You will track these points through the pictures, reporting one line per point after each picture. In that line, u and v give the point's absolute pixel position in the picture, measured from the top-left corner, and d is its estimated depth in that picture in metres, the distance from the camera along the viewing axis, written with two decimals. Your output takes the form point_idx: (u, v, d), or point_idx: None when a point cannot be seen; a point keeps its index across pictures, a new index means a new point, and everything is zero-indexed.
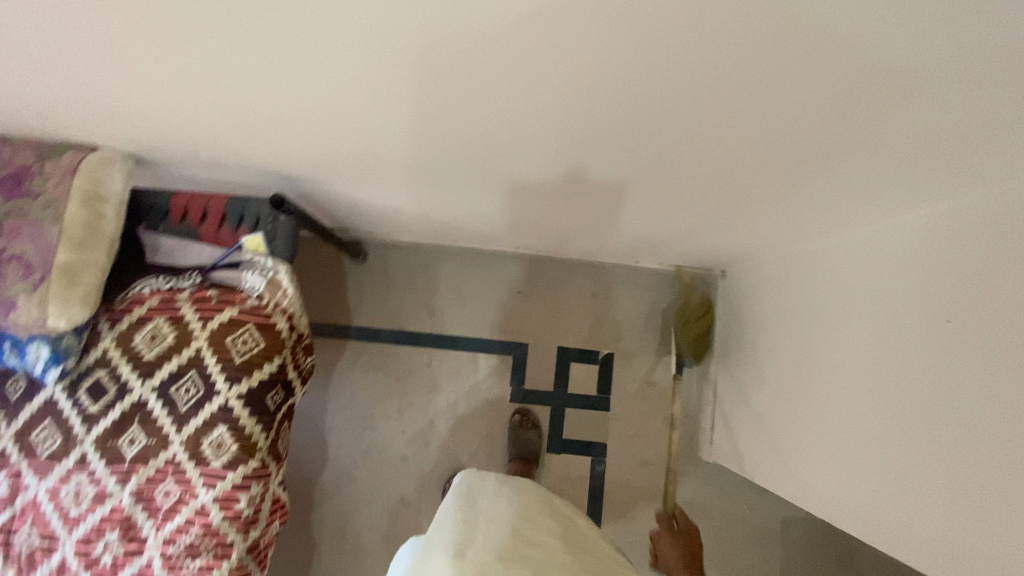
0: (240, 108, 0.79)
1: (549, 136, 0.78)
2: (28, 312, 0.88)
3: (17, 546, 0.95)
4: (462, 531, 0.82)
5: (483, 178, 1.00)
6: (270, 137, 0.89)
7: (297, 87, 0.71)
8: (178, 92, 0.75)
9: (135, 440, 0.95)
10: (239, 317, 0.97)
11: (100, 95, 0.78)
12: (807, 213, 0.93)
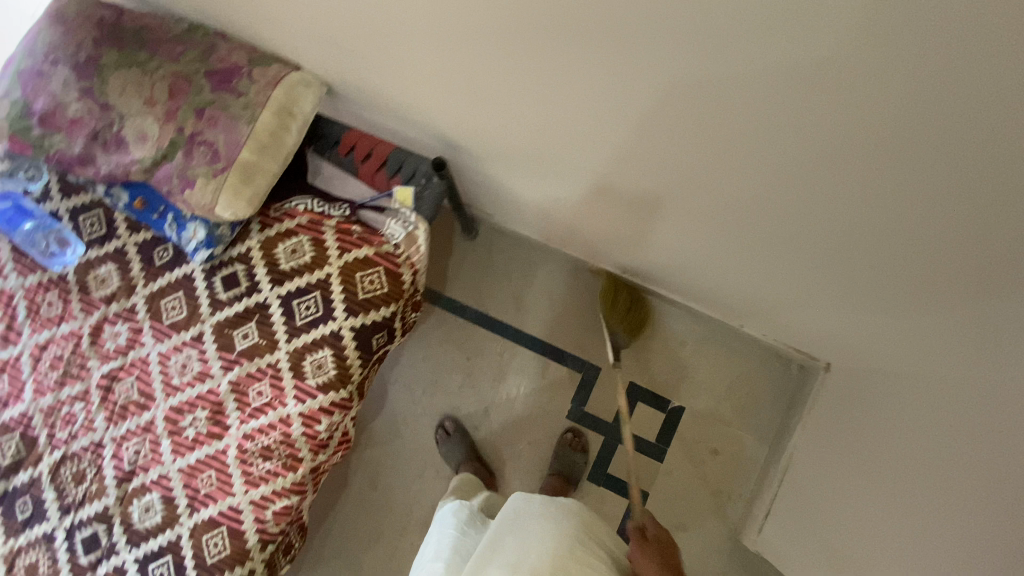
0: (468, 63, 0.84)
1: (743, 165, 0.78)
2: (203, 195, 0.96)
3: (119, 394, 1.04)
4: (504, 554, 0.93)
5: (633, 192, 1.01)
6: (469, 100, 0.94)
7: (537, 55, 0.75)
8: (400, 19, 0.81)
9: (248, 336, 1.02)
10: (373, 258, 1.03)
11: (348, 19, 0.86)
12: (935, 332, 0.89)
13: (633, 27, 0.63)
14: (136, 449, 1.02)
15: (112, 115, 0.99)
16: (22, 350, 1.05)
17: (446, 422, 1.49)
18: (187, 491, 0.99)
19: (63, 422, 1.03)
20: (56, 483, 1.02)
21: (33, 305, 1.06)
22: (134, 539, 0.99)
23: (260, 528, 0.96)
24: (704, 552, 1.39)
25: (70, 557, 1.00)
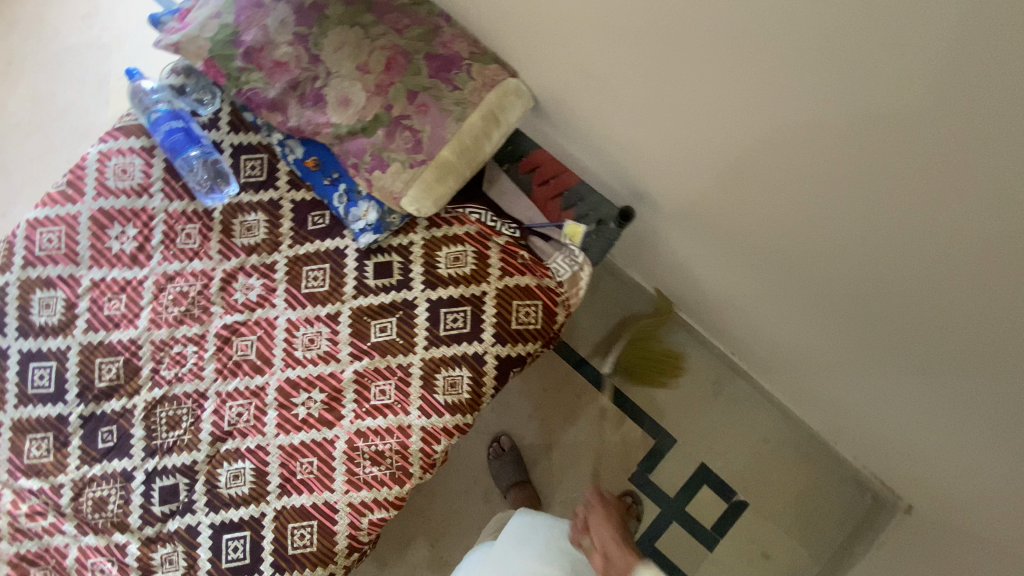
0: (709, 157, 0.82)
1: (967, 337, 0.75)
2: (394, 184, 0.92)
3: (235, 349, 0.99)
4: None
5: (807, 303, 0.96)
6: (677, 178, 0.91)
7: (797, 176, 0.73)
8: (669, 76, 0.75)
9: (385, 330, 0.98)
10: (533, 290, 0.98)
11: (603, 69, 0.84)
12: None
13: (941, 194, 0.60)
14: (238, 412, 0.97)
15: (319, 69, 0.93)
16: (148, 275, 1.00)
17: (502, 438, 1.46)
18: (282, 471, 0.95)
19: (170, 362, 0.99)
20: (147, 422, 0.97)
21: (169, 232, 1.01)
22: (213, 504, 0.95)
23: (352, 534, 0.92)
24: None
25: (143, 502, 0.95)
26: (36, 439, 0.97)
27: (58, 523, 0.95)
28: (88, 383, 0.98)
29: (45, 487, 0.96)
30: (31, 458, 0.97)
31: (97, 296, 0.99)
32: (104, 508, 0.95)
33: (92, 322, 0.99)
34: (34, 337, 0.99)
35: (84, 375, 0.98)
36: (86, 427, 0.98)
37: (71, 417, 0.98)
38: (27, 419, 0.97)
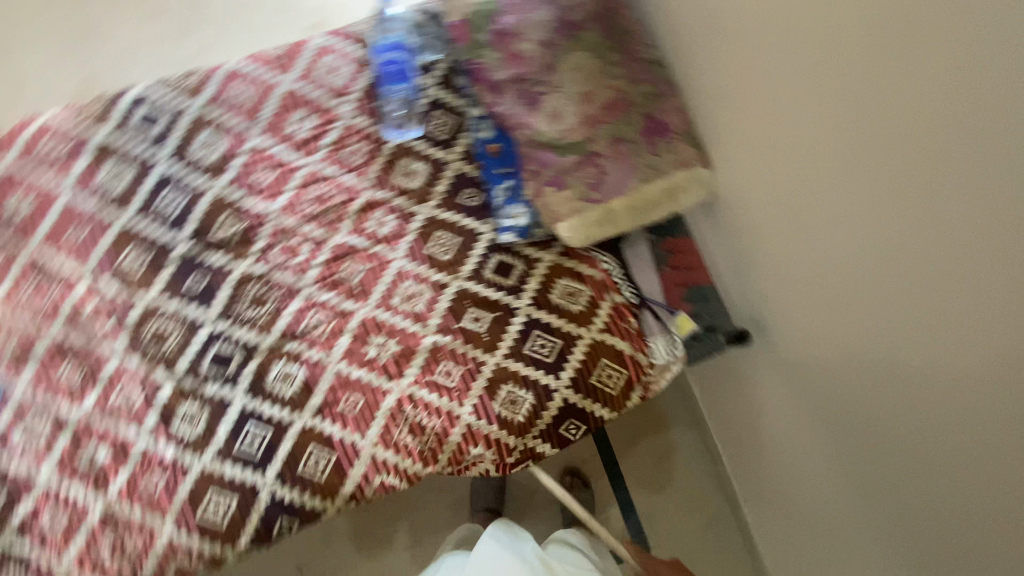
0: (848, 335, 0.81)
1: None
2: (559, 205, 0.95)
3: (342, 268, 1.03)
4: None
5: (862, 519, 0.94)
6: (800, 331, 0.92)
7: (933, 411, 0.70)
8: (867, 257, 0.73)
9: (479, 321, 1.01)
10: (625, 358, 1.00)
11: (799, 201, 0.82)
12: None
13: None
14: (316, 322, 1.01)
15: (547, 78, 0.98)
16: (304, 165, 1.06)
17: None
18: (326, 394, 0.97)
19: (281, 249, 1.03)
20: (235, 288, 1.02)
21: (341, 140, 1.07)
22: (253, 390, 0.97)
23: (360, 482, 0.95)
24: None
25: (195, 355, 0.99)
26: (134, 252, 1.02)
27: (116, 333, 0.99)
28: (205, 229, 1.03)
29: (121, 296, 1.00)
30: (123, 264, 1.01)
31: (253, 160, 1.06)
32: (160, 341, 0.99)
33: (238, 181, 1.05)
34: (183, 167, 1.05)
35: (206, 221, 1.03)
36: (181, 264, 1.02)
37: (174, 249, 1.02)
38: (137, 231, 1.02)
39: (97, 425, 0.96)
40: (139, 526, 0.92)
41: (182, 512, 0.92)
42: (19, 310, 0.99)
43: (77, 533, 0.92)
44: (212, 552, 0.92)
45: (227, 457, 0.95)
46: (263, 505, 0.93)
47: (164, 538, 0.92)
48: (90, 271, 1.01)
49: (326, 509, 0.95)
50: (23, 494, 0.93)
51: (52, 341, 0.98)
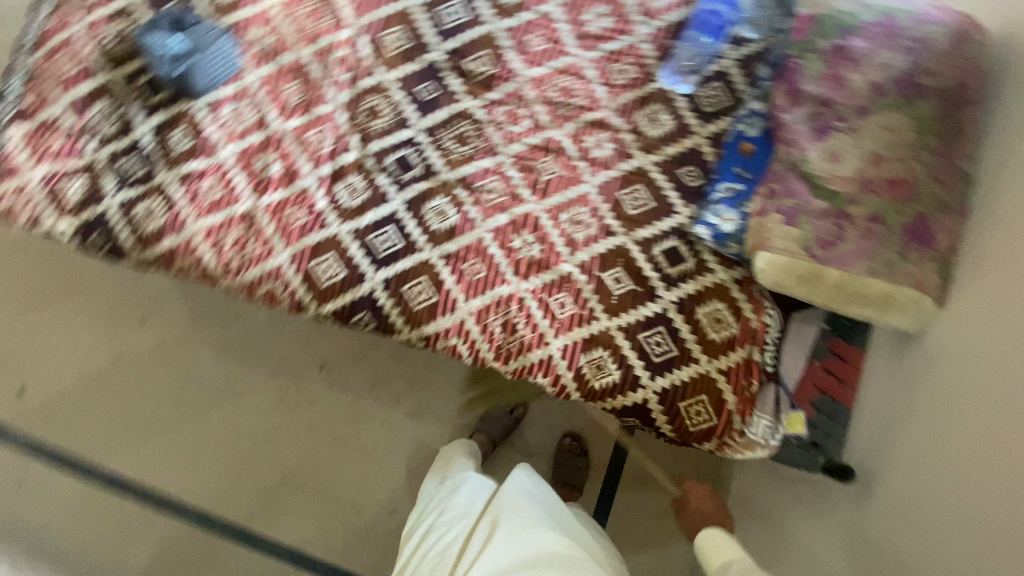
0: (948, 515, 0.75)
1: None
2: (774, 237, 0.89)
3: (542, 159, 1.03)
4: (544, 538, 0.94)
5: None
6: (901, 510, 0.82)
7: None
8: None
9: (622, 283, 0.97)
10: (723, 409, 0.92)
11: (984, 372, 0.75)
12: None
13: None
14: (491, 187, 1.03)
15: (852, 119, 0.89)
16: (575, 57, 1.05)
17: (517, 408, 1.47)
18: (459, 249, 1.01)
19: (507, 112, 1.04)
20: (451, 117, 1.05)
21: (618, 55, 1.05)
22: (409, 204, 1.03)
23: (439, 332, 0.98)
24: None
25: (385, 146, 1.05)
26: (400, 34, 1.07)
27: (343, 87, 1.07)
28: (462, 52, 1.06)
29: (366, 62, 1.07)
30: (384, 39, 1.08)
31: (538, 23, 1.06)
32: (370, 117, 1.06)
33: (514, 31, 1.06)
34: None
35: (467, 46, 1.06)
36: (424, 69, 1.07)
37: (428, 53, 1.07)
38: (412, 19, 1.08)
39: (286, 144, 1.05)
40: (266, 239, 1.01)
41: (302, 253, 1.00)
42: (290, 19, 1.08)
43: (221, 211, 1.02)
44: (302, 299, 1.00)
45: (358, 239, 1.01)
46: (361, 293, 0.99)
47: (277, 261, 1.00)
48: (358, 27, 1.08)
49: (399, 334, 0.99)
50: (204, 154, 1.04)
51: (297, 59, 1.07)
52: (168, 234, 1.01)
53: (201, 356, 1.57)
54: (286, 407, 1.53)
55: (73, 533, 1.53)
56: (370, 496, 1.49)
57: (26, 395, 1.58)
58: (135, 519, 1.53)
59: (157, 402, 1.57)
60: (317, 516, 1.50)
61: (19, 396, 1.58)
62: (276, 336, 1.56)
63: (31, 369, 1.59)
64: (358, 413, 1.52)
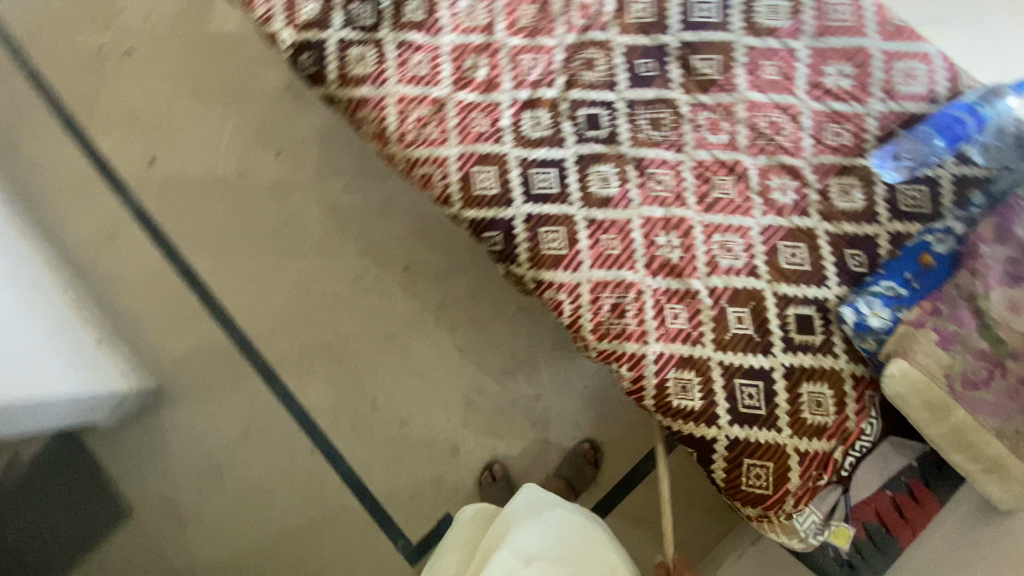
0: None
1: None
2: (922, 351, 0.85)
3: (722, 177, 1.02)
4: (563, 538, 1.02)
5: None
6: None
7: None
8: None
9: (743, 323, 0.96)
10: (783, 486, 0.90)
11: None
12: None
13: None
14: (661, 179, 1.02)
15: None
16: (799, 101, 1.04)
17: (496, 467, 1.49)
18: (605, 219, 1.00)
19: (710, 120, 1.04)
20: (657, 100, 1.05)
21: (840, 117, 1.03)
22: (581, 158, 1.03)
23: (553, 282, 0.98)
24: None
25: (585, 97, 1.06)
26: (647, 6, 1.08)
27: (573, 30, 1.08)
28: (697, 49, 1.06)
29: (606, 17, 1.08)
30: (632, 5, 1.09)
31: (781, 53, 1.04)
32: (585, 66, 1.07)
33: (753, 53, 1.05)
34: (743, 2, 1.06)
35: (704, 45, 1.06)
36: (654, 47, 1.07)
37: (666, 35, 1.07)
38: None
39: (499, 55, 1.08)
40: (445, 128, 1.05)
41: (470, 155, 1.03)
42: None
43: (419, 87, 1.06)
44: (451, 194, 1.02)
45: (522, 167, 1.03)
46: (502, 214, 1.01)
47: (446, 152, 1.04)
48: None
49: (517, 267, 1.00)
50: (428, 31, 1.08)
51: None
52: (367, 84, 1.06)
53: (311, 208, 1.66)
54: (359, 287, 1.61)
55: (133, 300, 1.64)
56: (392, 400, 1.55)
57: (156, 166, 1.71)
58: (187, 317, 1.62)
59: (254, 227, 1.66)
60: (338, 393, 1.56)
61: (151, 165, 1.71)
62: (381, 223, 1.63)
63: (170, 147, 1.72)
64: (416, 324, 1.59)
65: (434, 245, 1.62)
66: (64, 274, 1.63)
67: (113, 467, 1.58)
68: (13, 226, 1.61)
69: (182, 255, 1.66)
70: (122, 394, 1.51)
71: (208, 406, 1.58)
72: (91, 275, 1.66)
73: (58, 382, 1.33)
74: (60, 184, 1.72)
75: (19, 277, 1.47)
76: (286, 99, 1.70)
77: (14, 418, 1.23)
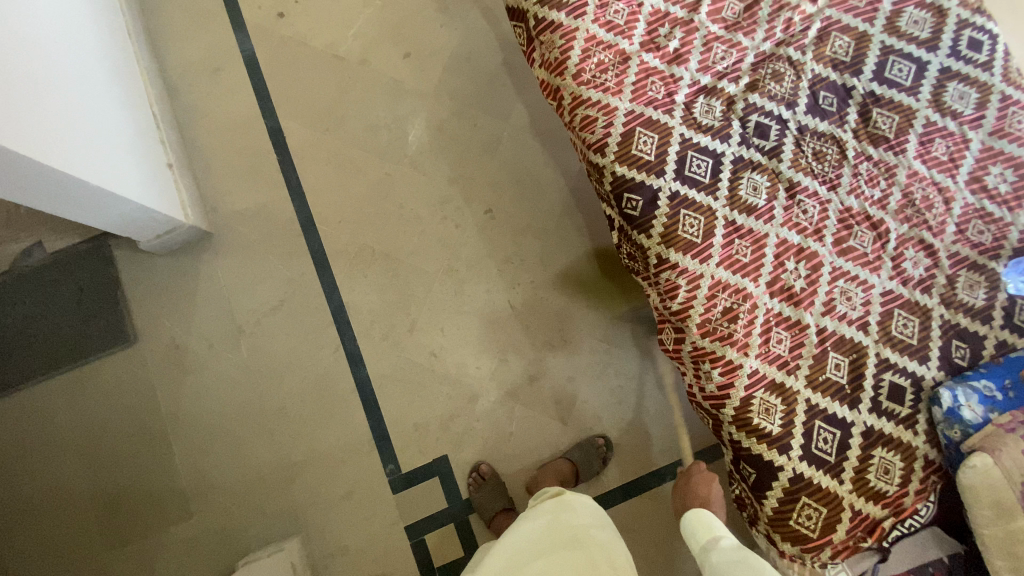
0: None
1: None
2: (1010, 454, 0.85)
3: (863, 229, 1.03)
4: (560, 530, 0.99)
5: None
6: None
7: None
8: None
9: (840, 371, 0.96)
10: (827, 533, 0.91)
11: None
12: None
13: None
14: (807, 208, 1.02)
15: None
16: (957, 186, 1.04)
17: (483, 467, 1.45)
18: (744, 226, 1.00)
19: (869, 172, 1.05)
20: (827, 135, 1.05)
21: (990, 217, 1.03)
22: (738, 160, 1.03)
23: (678, 265, 0.97)
24: (321, 487, 1.45)
25: (762, 105, 1.05)
26: (846, 45, 1.09)
27: (771, 40, 1.08)
28: (879, 102, 1.07)
29: (806, 40, 1.09)
30: (833, 37, 1.09)
31: (955, 136, 1.05)
32: (771, 77, 1.07)
33: (930, 127, 1.06)
34: (937, 76, 1.07)
35: (887, 102, 1.07)
36: (839, 84, 1.08)
37: (854, 78, 1.08)
38: (867, 44, 1.09)
39: (695, 35, 1.07)
40: (623, 81, 1.03)
41: (638, 115, 1.02)
42: None
43: (612, 33, 1.04)
44: (609, 145, 1.01)
45: (682, 146, 1.02)
46: (651, 182, 1.00)
47: (617, 104, 1.02)
48: (823, 12, 1.10)
49: (646, 238, 1.00)
50: None
51: None
52: (564, 11, 1.04)
53: (418, 119, 1.63)
54: (438, 211, 1.58)
55: (214, 142, 1.59)
56: (431, 328, 1.52)
57: (283, 22, 1.66)
58: (262, 176, 1.59)
59: (358, 117, 1.63)
60: (381, 303, 1.53)
61: (278, 19, 1.67)
62: (480, 158, 1.61)
63: (303, 9, 1.67)
64: (479, 266, 1.56)
65: (523, 198, 1.60)
66: (156, 89, 1.56)
67: (134, 292, 1.53)
68: (126, 25, 1.56)
69: (277, 115, 1.62)
70: (177, 223, 1.45)
71: (251, 268, 1.54)
72: (183, 102, 1.61)
73: (128, 183, 1.27)
74: (185, 4, 1.67)
75: (119, 74, 1.42)
76: (432, 8, 1.68)
77: (77, 200, 1.17)
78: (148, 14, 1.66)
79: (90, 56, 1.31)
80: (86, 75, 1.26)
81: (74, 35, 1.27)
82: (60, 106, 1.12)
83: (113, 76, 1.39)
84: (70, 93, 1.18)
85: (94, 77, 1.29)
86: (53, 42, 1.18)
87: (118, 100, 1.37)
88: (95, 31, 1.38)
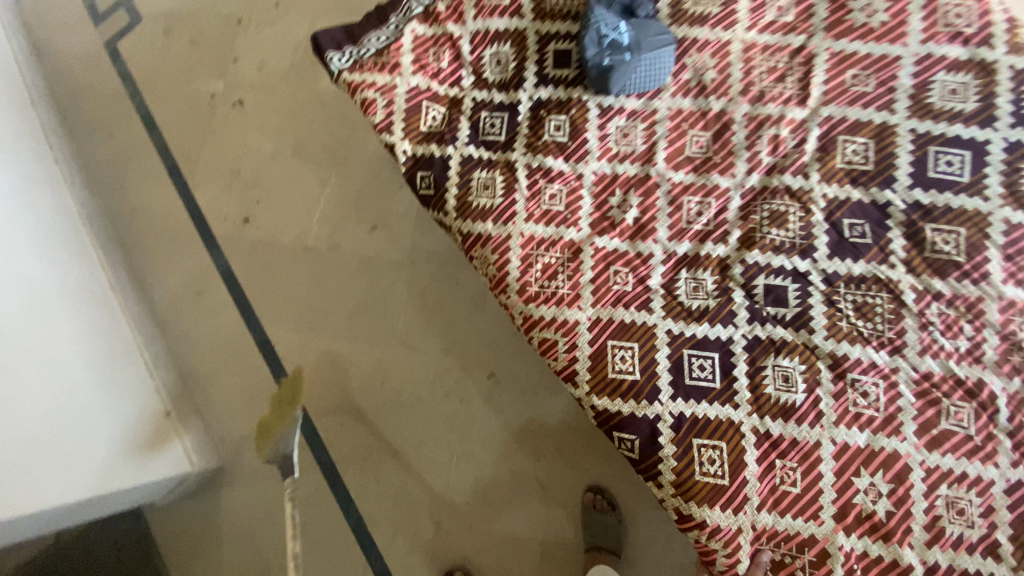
0: None
1: None
2: None
3: (955, 401, 0.74)
4: None
5: None
6: None
7: None
8: None
9: None
10: None
11: None
12: None
13: None
14: (866, 390, 0.76)
15: None
16: None
17: None
18: (783, 437, 0.76)
19: (944, 316, 0.76)
20: (867, 279, 0.78)
21: None
22: (752, 345, 0.79)
23: (706, 522, 0.75)
24: None
25: (766, 263, 0.81)
26: (861, 148, 0.82)
27: (758, 168, 0.84)
28: (931, 215, 0.78)
29: (805, 157, 0.83)
30: (840, 142, 0.83)
31: None
32: (769, 220, 0.82)
33: (1014, 231, 0.76)
34: (1005, 159, 0.77)
35: (942, 211, 0.78)
36: (867, 202, 0.81)
37: (885, 189, 0.80)
38: (890, 139, 0.81)
39: (657, 193, 0.85)
40: (578, 282, 0.83)
41: (607, 323, 0.81)
42: (745, 65, 0.87)
43: (551, 226, 0.85)
44: (579, 371, 0.81)
45: (673, 346, 0.79)
46: (645, 411, 0.78)
47: (578, 316, 0.82)
48: (817, 113, 0.84)
49: (657, 488, 0.78)
50: (571, 156, 0.88)
51: (725, 111, 0.86)
52: (490, 219, 0.86)
53: (398, 290, 1.51)
54: (438, 389, 1.43)
55: (211, 367, 1.56)
56: (457, 527, 1.35)
57: (249, 226, 1.63)
58: (259, 393, 1.52)
59: (337, 305, 1.53)
60: (400, 511, 1.38)
61: (245, 224, 1.63)
62: (471, 318, 1.46)
63: (265, 207, 1.63)
64: (494, 443, 1.38)
65: (526, 353, 1.41)
66: (146, 331, 1.53)
67: (161, 527, 1.50)
68: (105, 275, 1.52)
69: (262, 324, 1.56)
70: (182, 474, 1.38)
71: (266, 495, 1.46)
72: (173, 333, 1.60)
73: (98, 474, 1.18)
74: (159, 233, 1.68)
75: (95, 333, 1.37)
76: (388, 169, 1.58)
77: (47, 521, 1.11)
78: (130, 253, 1.68)
79: (55, 331, 1.25)
80: (66, 362, 1.24)
81: (32, 320, 1.22)
82: (8, 433, 1.05)
83: (85, 337, 1.33)
84: (32, 401, 1.12)
85: (76, 357, 1.27)
86: (1, 349, 1.11)
87: (93, 364, 1.31)
88: (60, 294, 1.33)
